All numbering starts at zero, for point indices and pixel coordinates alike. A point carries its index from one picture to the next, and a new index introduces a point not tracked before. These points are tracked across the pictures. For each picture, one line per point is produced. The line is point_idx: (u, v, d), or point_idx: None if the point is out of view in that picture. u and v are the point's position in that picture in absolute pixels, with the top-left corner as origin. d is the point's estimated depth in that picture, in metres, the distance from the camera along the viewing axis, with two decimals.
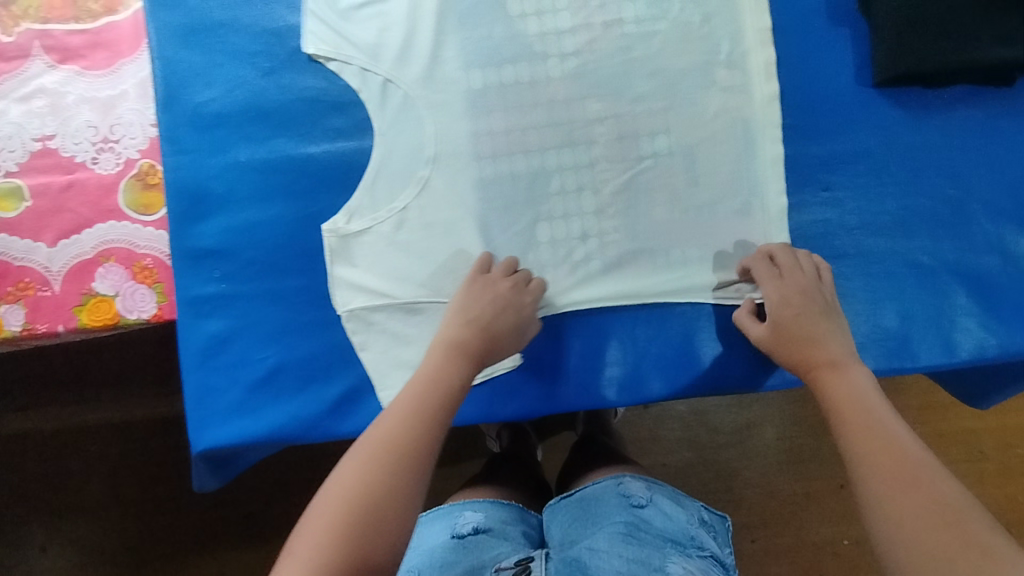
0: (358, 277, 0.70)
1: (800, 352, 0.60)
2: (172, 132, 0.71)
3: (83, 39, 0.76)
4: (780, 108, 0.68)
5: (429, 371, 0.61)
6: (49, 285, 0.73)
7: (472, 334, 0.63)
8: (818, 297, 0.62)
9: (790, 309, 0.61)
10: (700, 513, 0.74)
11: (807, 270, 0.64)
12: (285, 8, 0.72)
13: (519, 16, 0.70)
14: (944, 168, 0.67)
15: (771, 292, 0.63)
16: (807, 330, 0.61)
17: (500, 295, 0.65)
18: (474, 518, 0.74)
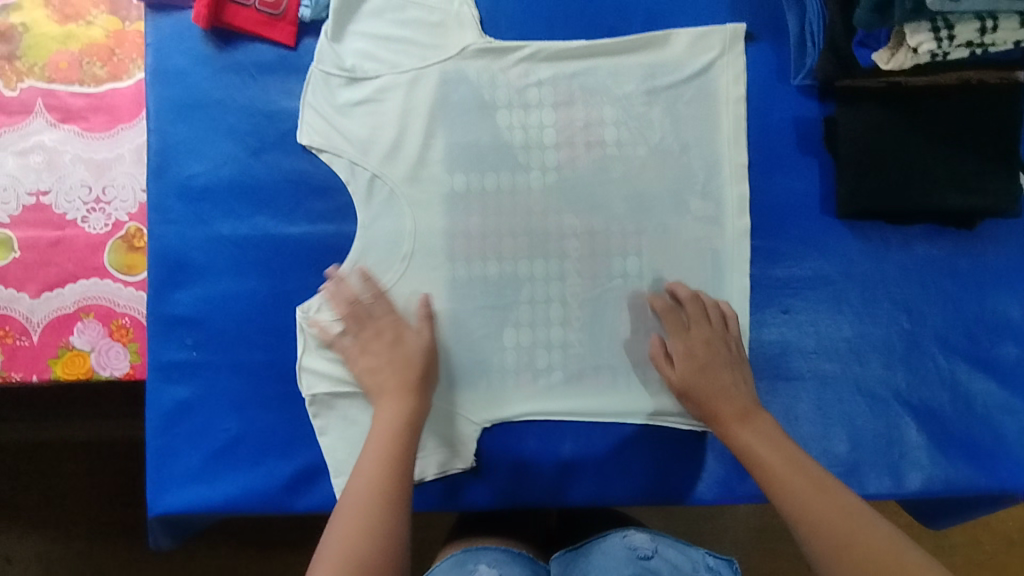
0: (327, 364, 0.68)
1: (709, 404, 0.63)
2: (160, 201, 0.70)
3: (85, 102, 0.74)
4: (750, 241, 0.68)
5: (369, 476, 0.59)
6: (28, 334, 0.73)
7: (394, 414, 0.63)
8: (722, 347, 0.65)
9: (696, 362, 0.64)
10: (706, 560, 0.69)
11: (713, 320, 0.66)
12: (281, 92, 0.71)
13: (507, 126, 0.70)
14: (902, 301, 0.68)
15: (678, 344, 0.65)
16: (714, 377, 0.64)
17: (376, 338, 0.67)
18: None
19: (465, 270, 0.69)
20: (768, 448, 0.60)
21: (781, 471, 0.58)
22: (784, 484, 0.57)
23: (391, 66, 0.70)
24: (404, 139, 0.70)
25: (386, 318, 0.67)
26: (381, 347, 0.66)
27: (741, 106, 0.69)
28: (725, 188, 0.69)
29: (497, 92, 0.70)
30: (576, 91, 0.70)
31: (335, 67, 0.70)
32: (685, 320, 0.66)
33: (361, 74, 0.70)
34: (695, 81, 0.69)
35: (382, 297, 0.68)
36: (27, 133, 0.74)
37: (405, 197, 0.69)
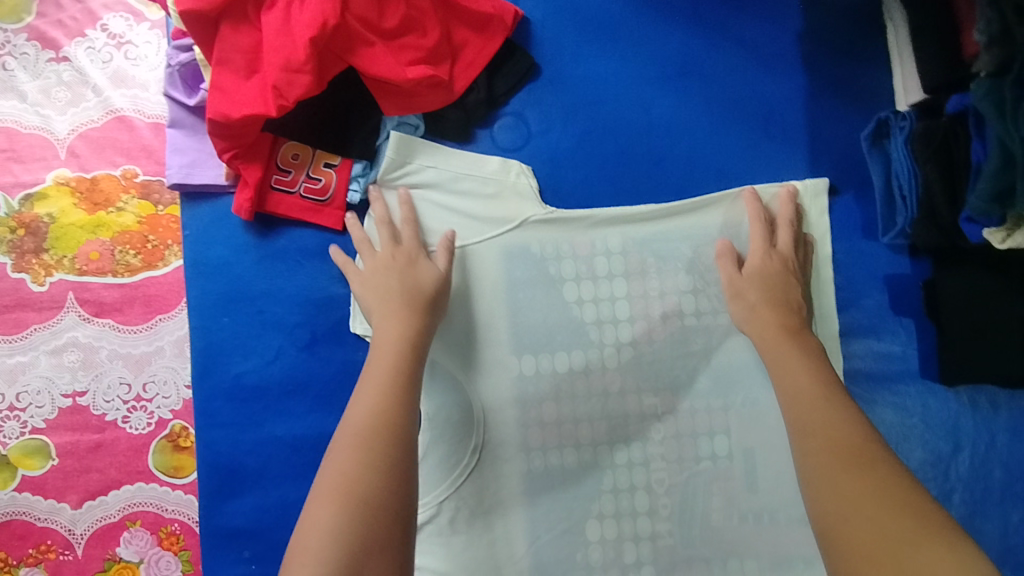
0: None
1: (765, 320, 0.61)
2: (208, 404, 0.65)
3: (119, 294, 0.69)
4: None
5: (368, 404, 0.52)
6: (71, 547, 0.68)
7: (400, 324, 0.58)
8: (794, 274, 0.63)
9: (766, 277, 0.62)
10: None
11: (800, 251, 0.64)
12: (330, 278, 0.66)
13: (576, 301, 0.65)
14: (1016, 471, 0.63)
15: (756, 252, 0.63)
16: (784, 294, 0.62)
17: (393, 258, 0.62)
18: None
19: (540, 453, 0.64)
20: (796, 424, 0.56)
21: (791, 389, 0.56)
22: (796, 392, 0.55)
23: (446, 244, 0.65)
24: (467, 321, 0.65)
25: (400, 247, 0.63)
26: (392, 268, 0.61)
27: (826, 267, 0.64)
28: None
29: (563, 265, 0.65)
30: (647, 258, 0.65)
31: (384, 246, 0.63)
32: (765, 229, 0.63)
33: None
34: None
35: (395, 226, 0.64)
36: (59, 330, 0.69)
37: (472, 384, 0.65)
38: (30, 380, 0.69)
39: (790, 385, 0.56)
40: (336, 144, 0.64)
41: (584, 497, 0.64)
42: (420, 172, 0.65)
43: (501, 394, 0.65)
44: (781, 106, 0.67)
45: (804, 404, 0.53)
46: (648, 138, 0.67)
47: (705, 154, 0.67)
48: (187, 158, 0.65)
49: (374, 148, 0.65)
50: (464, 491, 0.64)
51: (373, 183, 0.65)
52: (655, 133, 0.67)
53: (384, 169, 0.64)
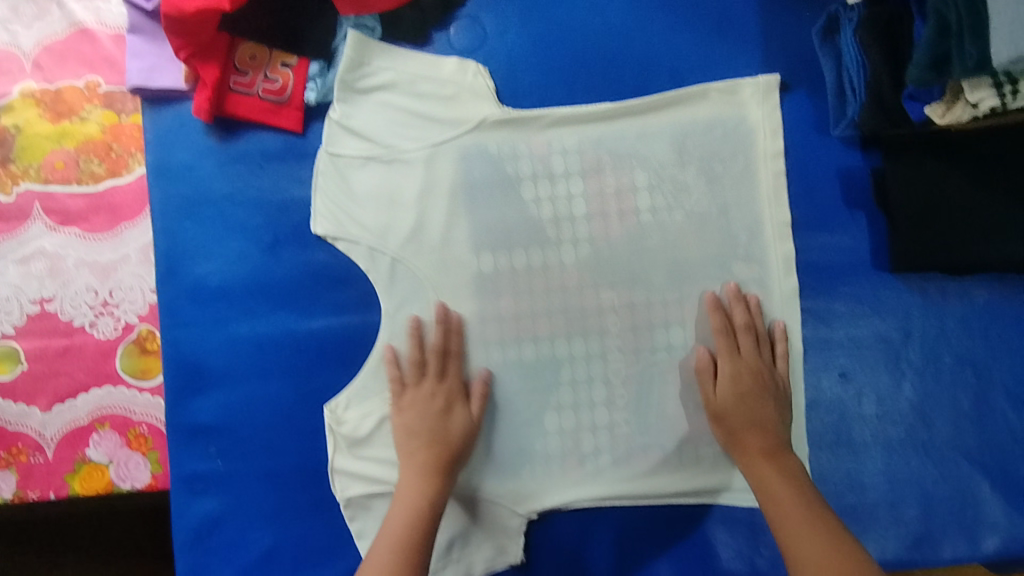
0: (362, 465, 0.65)
1: (742, 434, 0.62)
2: (172, 305, 0.66)
3: (84, 202, 0.70)
4: (798, 304, 0.65)
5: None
6: (42, 450, 0.69)
7: (429, 498, 0.60)
8: (769, 380, 0.63)
9: (740, 388, 0.62)
10: None
11: (765, 352, 0.64)
12: (290, 181, 0.67)
13: (533, 200, 0.66)
14: (964, 356, 0.64)
15: (726, 369, 0.63)
16: (750, 415, 0.62)
17: (429, 398, 0.63)
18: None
19: (499, 350, 0.65)
20: (785, 484, 0.59)
21: (784, 504, 0.57)
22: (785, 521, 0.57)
23: (406, 144, 0.66)
24: (426, 221, 0.66)
25: (442, 384, 0.64)
26: (428, 412, 0.63)
27: (780, 162, 0.65)
28: (767, 247, 0.65)
29: (520, 164, 0.66)
30: (604, 157, 0.66)
31: (347, 150, 0.66)
32: (736, 345, 0.63)
33: (379, 154, 0.66)
34: (728, 137, 0.65)
35: (445, 357, 0.65)
36: (26, 240, 0.70)
37: (433, 282, 0.66)
38: None
39: (768, 485, 0.59)
40: (292, 44, 0.65)
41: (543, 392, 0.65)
42: (378, 75, 0.66)
43: (460, 293, 0.66)
44: (733, 6, 0.67)
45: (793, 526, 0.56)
46: (603, 38, 0.68)
47: (659, 54, 0.67)
48: (147, 62, 0.66)
49: (331, 48, 0.66)
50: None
51: (330, 84, 0.66)
52: (610, 34, 0.68)
53: (343, 68, 0.65)
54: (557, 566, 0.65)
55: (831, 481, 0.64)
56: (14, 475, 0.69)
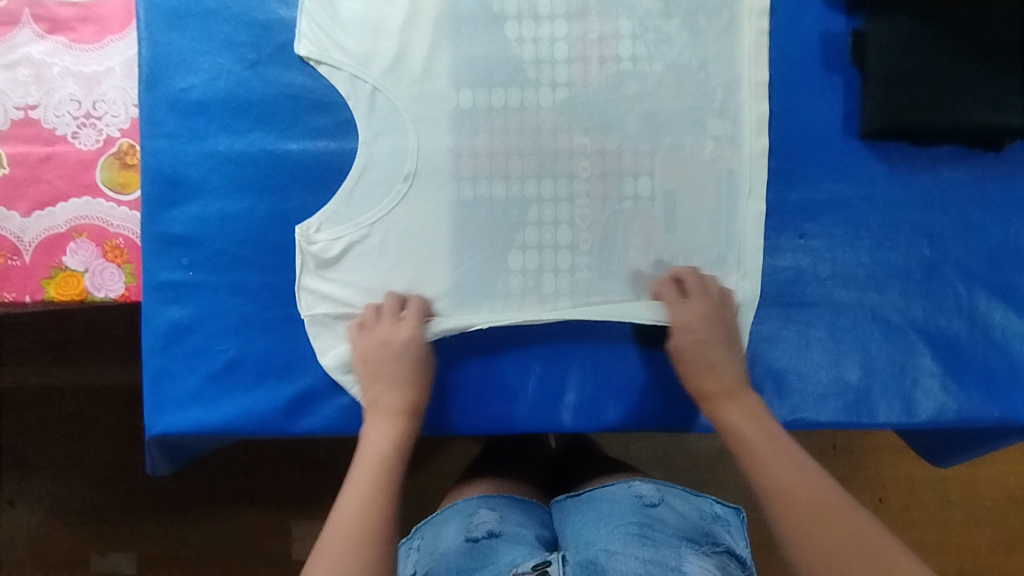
0: (329, 286, 0.67)
1: (697, 380, 0.63)
2: (153, 114, 0.67)
3: (73, 12, 0.71)
4: (767, 164, 0.66)
5: (350, 518, 0.57)
6: (19, 254, 0.71)
7: (393, 436, 0.62)
8: (721, 323, 0.64)
9: (695, 328, 0.63)
10: (712, 508, 0.72)
11: (712, 294, 0.65)
12: (278, 1, 0.67)
13: (516, 40, 0.66)
14: (922, 227, 0.66)
15: (676, 315, 0.64)
16: (704, 354, 0.63)
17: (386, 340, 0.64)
18: (488, 519, 0.68)
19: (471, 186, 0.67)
20: (749, 421, 0.60)
21: (756, 448, 0.58)
22: (765, 467, 0.57)
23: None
24: (408, 53, 0.67)
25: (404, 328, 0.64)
26: (384, 352, 0.64)
27: (764, 20, 0.65)
28: (743, 104, 0.66)
29: (507, 3, 0.66)
30: (590, 1, 0.66)
31: None
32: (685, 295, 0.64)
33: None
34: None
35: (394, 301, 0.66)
36: (14, 46, 0.71)
37: (410, 113, 0.67)
38: None
39: (737, 431, 0.60)
40: None
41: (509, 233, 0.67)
42: None
43: (436, 126, 0.66)
44: None
45: (774, 473, 0.57)
46: None
47: None
48: None
49: None
50: (394, 217, 0.67)
51: None
52: None
53: None
54: (509, 400, 0.67)
55: (778, 339, 0.66)
56: None
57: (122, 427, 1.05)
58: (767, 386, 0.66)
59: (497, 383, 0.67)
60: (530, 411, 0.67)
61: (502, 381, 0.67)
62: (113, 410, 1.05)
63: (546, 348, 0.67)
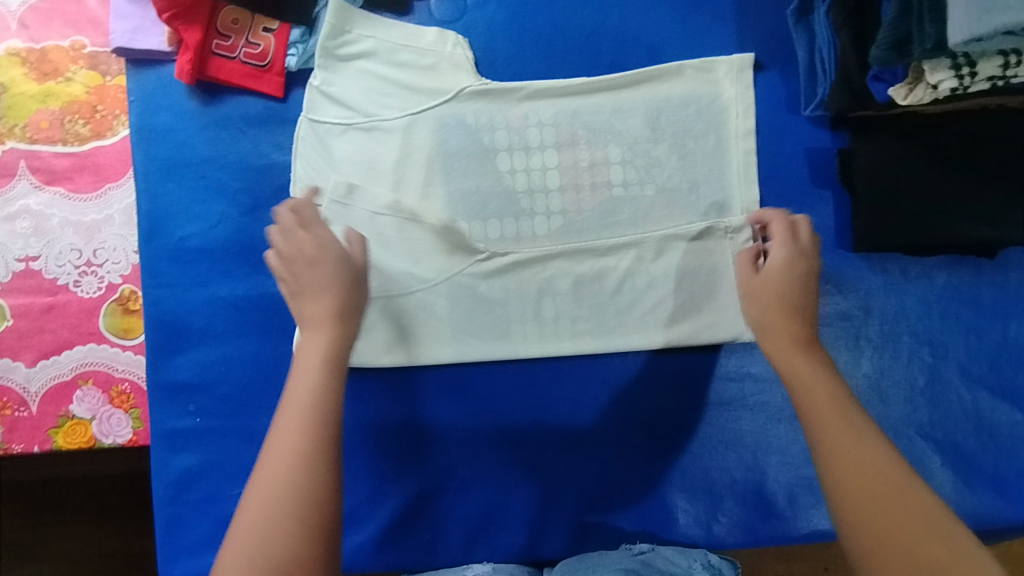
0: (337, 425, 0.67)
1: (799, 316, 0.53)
2: (154, 265, 0.68)
3: (69, 163, 0.71)
4: None
5: (300, 417, 0.48)
6: (27, 405, 0.71)
7: (326, 346, 0.51)
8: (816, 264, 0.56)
9: (795, 271, 0.55)
10: (706, 558, 0.62)
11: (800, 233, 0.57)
12: (272, 147, 0.68)
13: (508, 171, 0.67)
14: (922, 334, 0.66)
15: (781, 249, 0.56)
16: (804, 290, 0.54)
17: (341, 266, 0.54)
18: (479, 569, 0.64)
19: (470, 313, 0.67)
20: (826, 386, 0.50)
21: (817, 403, 0.49)
22: (831, 425, 0.48)
23: (385, 113, 0.67)
24: (402, 190, 0.67)
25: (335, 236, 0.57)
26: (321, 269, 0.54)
27: (751, 140, 0.66)
28: (733, 216, 0.66)
29: (496, 135, 0.67)
30: (578, 131, 0.67)
31: (330, 117, 0.67)
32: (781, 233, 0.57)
33: (358, 121, 0.67)
34: (701, 113, 0.67)
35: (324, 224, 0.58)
36: (11, 198, 0.72)
37: (409, 246, 0.66)
38: None
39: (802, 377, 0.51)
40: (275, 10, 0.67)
41: (508, 348, 0.66)
42: (358, 41, 0.67)
43: (434, 257, 0.66)
44: None
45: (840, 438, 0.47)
46: (581, 14, 0.69)
47: (635, 28, 0.69)
48: (132, 24, 0.67)
49: (312, 16, 0.68)
50: (393, 354, 0.66)
51: (311, 50, 0.68)
52: (587, 9, 0.69)
53: (325, 36, 0.66)
54: (522, 526, 0.66)
55: (787, 450, 0.66)
56: None
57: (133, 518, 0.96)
58: (780, 499, 0.66)
59: (499, 500, 0.66)
60: (544, 536, 0.66)
61: (503, 505, 0.66)
62: (123, 502, 0.96)
63: (557, 470, 0.66)
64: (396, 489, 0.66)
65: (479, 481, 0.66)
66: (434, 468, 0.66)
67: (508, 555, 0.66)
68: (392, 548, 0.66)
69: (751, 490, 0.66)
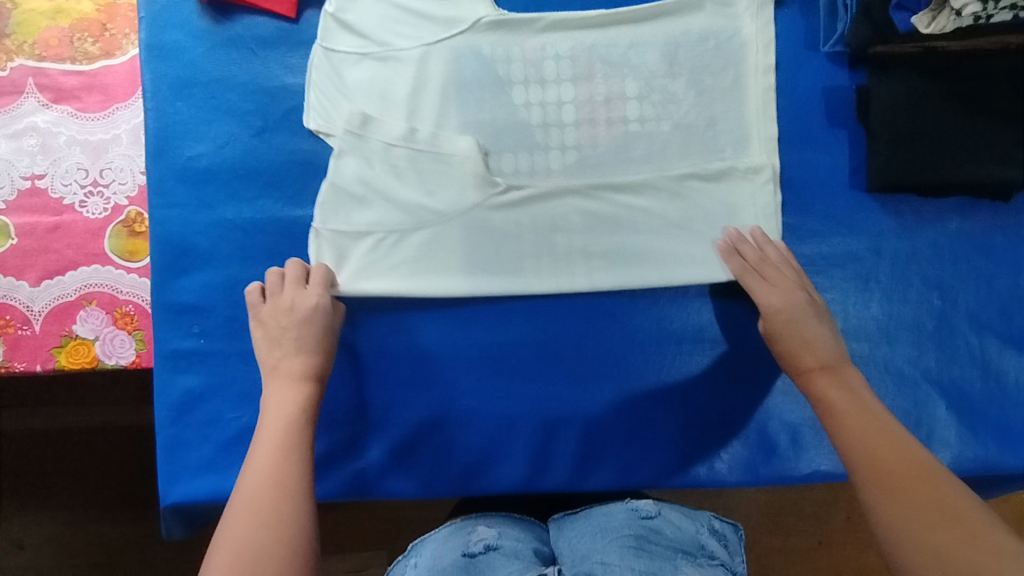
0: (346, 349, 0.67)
1: (792, 358, 0.60)
2: (160, 184, 0.67)
3: (78, 81, 0.71)
4: (780, 220, 0.65)
5: (274, 437, 0.57)
6: (30, 323, 0.71)
7: (298, 369, 0.61)
8: (806, 301, 0.61)
9: (779, 317, 0.61)
10: (710, 522, 0.66)
11: (784, 274, 0.62)
12: (282, 68, 0.68)
13: (523, 104, 0.66)
14: (932, 278, 0.66)
15: (760, 300, 0.62)
16: (797, 332, 0.60)
17: (287, 311, 0.62)
18: (486, 535, 0.63)
19: (481, 247, 0.66)
20: (846, 396, 0.58)
21: (850, 417, 0.56)
22: (857, 433, 0.56)
23: (400, 42, 0.66)
24: (417, 122, 0.66)
25: (303, 293, 0.63)
26: (288, 318, 0.62)
27: (770, 76, 0.66)
28: (749, 154, 0.66)
29: (512, 67, 0.67)
30: (596, 64, 0.66)
31: (345, 46, 0.66)
32: (764, 275, 0.62)
33: (373, 50, 0.66)
34: (720, 49, 0.66)
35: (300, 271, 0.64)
36: (18, 115, 0.71)
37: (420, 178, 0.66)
38: None
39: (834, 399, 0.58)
40: None
41: (514, 283, 0.66)
42: None
43: (447, 190, 0.66)
44: None
45: (870, 444, 0.55)
46: None
47: None
48: None
49: None
50: (401, 286, 0.66)
51: None
52: None
53: None
54: (524, 458, 0.66)
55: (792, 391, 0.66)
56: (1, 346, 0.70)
57: (131, 469, 0.99)
58: (782, 441, 0.66)
59: (501, 432, 0.66)
60: (544, 469, 0.66)
61: (507, 436, 0.66)
62: (121, 448, 0.99)
63: (560, 406, 0.66)
64: (399, 417, 0.66)
65: (482, 412, 0.66)
66: (437, 397, 0.66)
67: (509, 486, 0.66)
68: (394, 476, 0.66)
69: (754, 429, 0.66)
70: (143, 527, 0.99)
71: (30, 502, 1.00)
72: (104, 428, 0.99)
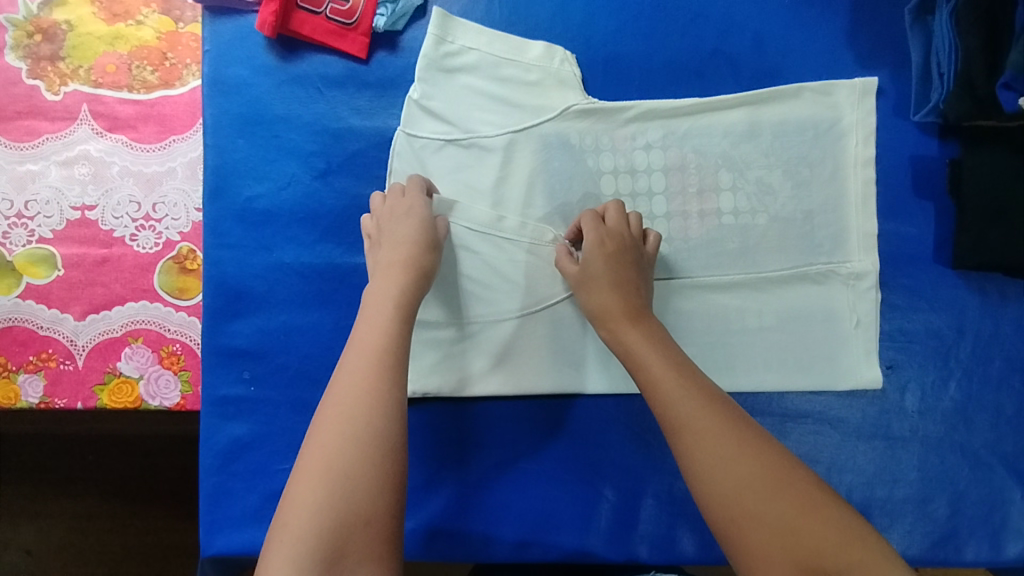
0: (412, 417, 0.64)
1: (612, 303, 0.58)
2: (217, 224, 0.65)
3: (134, 111, 0.69)
4: (878, 296, 0.63)
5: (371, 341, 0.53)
6: (72, 358, 0.68)
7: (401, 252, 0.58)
8: (634, 248, 0.59)
9: (607, 250, 0.59)
10: None
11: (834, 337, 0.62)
12: (349, 110, 0.65)
13: (613, 194, 0.64)
14: (1014, 359, 0.63)
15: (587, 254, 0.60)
16: (625, 275, 0.58)
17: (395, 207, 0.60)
18: None
19: (567, 343, 0.64)
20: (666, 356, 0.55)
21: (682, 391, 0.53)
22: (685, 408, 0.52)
23: (485, 129, 0.64)
24: (503, 209, 0.64)
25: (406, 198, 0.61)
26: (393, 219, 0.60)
27: (857, 141, 0.63)
28: (852, 259, 0.63)
29: (601, 157, 0.64)
30: (689, 154, 0.64)
31: (430, 132, 0.64)
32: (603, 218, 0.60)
33: (457, 137, 0.64)
34: (818, 139, 0.63)
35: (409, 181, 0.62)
36: (71, 142, 0.69)
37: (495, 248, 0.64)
38: (39, 189, 0.69)
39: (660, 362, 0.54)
40: None
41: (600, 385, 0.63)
42: (462, 54, 0.64)
43: (534, 281, 0.64)
44: None
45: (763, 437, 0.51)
46: None
47: (742, 16, 0.66)
48: None
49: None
50: (486, 380, 0.64)
51: (402, 10, 0.65)
52: None
53: (427, 46, 0.64)
54: (581, 527, 0.63)
55: (864, 470, 0.63)
56: (42, 380, 0.68)
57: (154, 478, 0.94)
58: None
59: (557, 500, 0.63)
60: (601, 540, 0.63)
61: (569, 505, 0.63)
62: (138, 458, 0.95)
63: (621, 472, 0.64)
64: (453, 477, 0.64)
65: (541, 477, 0.63)
66: (491, 459, 0.64)
67: (564, 555, 0.63)
68: (444, 541, 0.63)
69: None
70: (155, 539, 0.94)
71: (39, 509, 0.95)
72: (127, 436, 0.94)
